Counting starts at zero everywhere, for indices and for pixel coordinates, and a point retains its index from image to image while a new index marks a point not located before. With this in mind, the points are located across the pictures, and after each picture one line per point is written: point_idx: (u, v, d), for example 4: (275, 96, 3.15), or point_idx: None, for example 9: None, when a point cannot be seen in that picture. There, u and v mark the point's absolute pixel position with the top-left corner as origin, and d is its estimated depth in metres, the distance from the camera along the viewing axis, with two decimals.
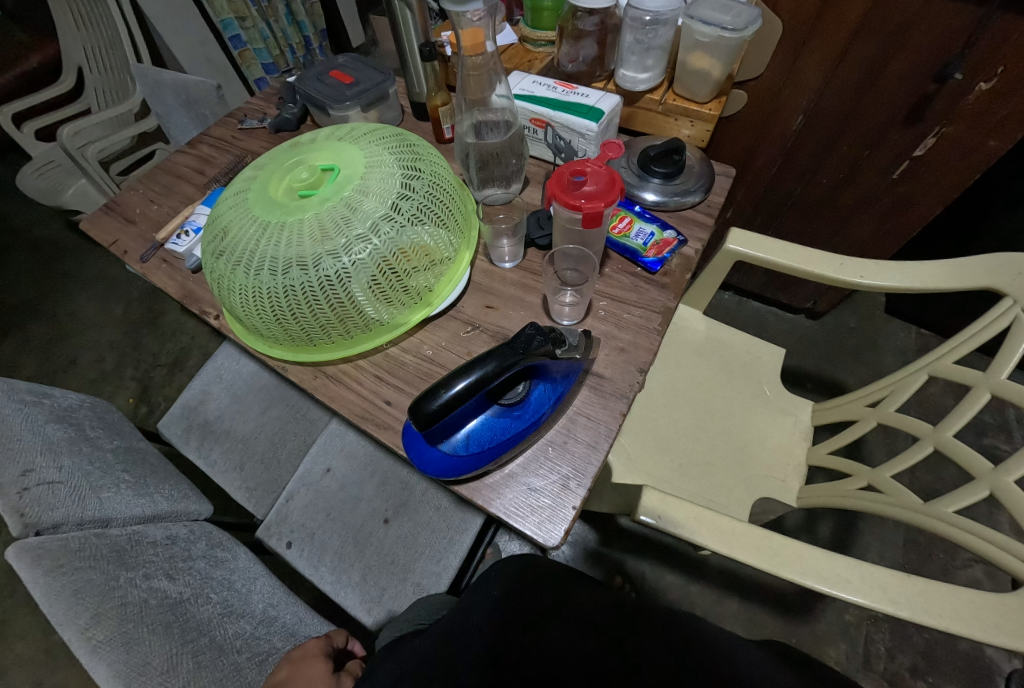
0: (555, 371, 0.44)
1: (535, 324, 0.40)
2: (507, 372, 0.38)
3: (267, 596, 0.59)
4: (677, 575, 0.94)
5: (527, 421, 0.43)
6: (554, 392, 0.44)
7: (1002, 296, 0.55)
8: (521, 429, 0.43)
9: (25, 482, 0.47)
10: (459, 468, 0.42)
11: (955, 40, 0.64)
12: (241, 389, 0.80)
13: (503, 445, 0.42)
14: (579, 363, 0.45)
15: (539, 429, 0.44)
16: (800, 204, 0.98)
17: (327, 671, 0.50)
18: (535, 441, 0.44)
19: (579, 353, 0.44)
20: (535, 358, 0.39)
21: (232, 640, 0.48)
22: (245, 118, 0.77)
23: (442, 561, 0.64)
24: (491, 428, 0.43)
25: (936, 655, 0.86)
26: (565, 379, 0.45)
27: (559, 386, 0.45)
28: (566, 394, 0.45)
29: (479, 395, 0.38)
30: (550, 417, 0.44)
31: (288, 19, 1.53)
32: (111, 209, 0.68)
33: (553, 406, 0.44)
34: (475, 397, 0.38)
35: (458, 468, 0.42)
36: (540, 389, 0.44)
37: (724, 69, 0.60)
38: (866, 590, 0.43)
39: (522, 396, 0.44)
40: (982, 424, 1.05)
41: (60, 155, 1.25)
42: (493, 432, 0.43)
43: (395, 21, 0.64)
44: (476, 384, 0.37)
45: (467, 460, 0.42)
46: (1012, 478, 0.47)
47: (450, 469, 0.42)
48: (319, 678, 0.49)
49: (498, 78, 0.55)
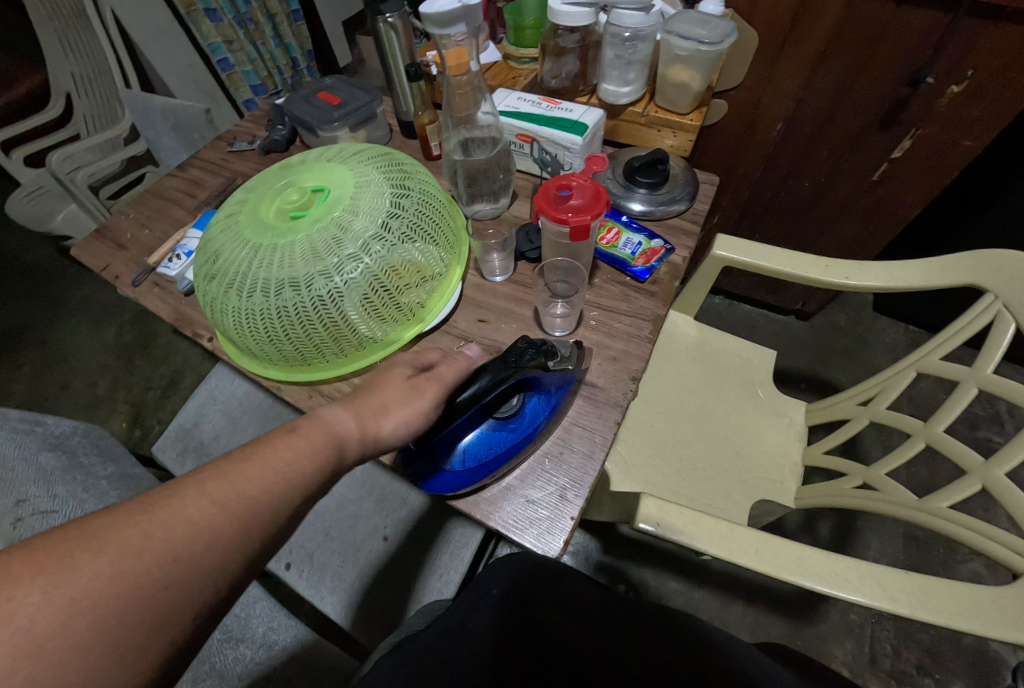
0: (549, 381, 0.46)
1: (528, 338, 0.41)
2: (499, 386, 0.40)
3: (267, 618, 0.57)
4: (680, 582, 0.93)
5: (522, 432, 0.44)
6: (548, 403, 0.45)
7: (983, 293, 0.57)
8: (515, 440, 0.44)
9: (19, 512, 0.48)
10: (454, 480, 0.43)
11: (925, 46, 0.66)
12: (235, 410, 0.80)
13: (498, 456, 0.43)
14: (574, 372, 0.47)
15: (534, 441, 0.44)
16: (785, 208, 0.99)
17: (405, 383, 0.40)
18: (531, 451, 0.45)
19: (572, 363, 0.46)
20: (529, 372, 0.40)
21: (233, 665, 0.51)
22: (234, 140, 0.78)
23: (442, 577, 0.63)
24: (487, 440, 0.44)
25: (942, 651, 0.86)
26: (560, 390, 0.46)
27: (553, 396, 0.46)
28: (563, 403, 0.46)
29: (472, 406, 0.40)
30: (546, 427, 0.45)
31: (276, 41, 1.58)
32: (101, 235, 0.68)
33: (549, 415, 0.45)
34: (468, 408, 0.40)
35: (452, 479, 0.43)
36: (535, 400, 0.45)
37: (703, 80, 0.62)
38: (865, 589, 0.43)
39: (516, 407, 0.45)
40: (974, 417, 1.07)
41: (49, 181, 1.24)
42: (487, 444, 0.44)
43: (380, 44, 0.66)
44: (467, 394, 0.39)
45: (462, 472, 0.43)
46: (1003, 471, 0.48)
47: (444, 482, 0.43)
48: (394, 390, 0.39)
49: (483, 95, 0.57)
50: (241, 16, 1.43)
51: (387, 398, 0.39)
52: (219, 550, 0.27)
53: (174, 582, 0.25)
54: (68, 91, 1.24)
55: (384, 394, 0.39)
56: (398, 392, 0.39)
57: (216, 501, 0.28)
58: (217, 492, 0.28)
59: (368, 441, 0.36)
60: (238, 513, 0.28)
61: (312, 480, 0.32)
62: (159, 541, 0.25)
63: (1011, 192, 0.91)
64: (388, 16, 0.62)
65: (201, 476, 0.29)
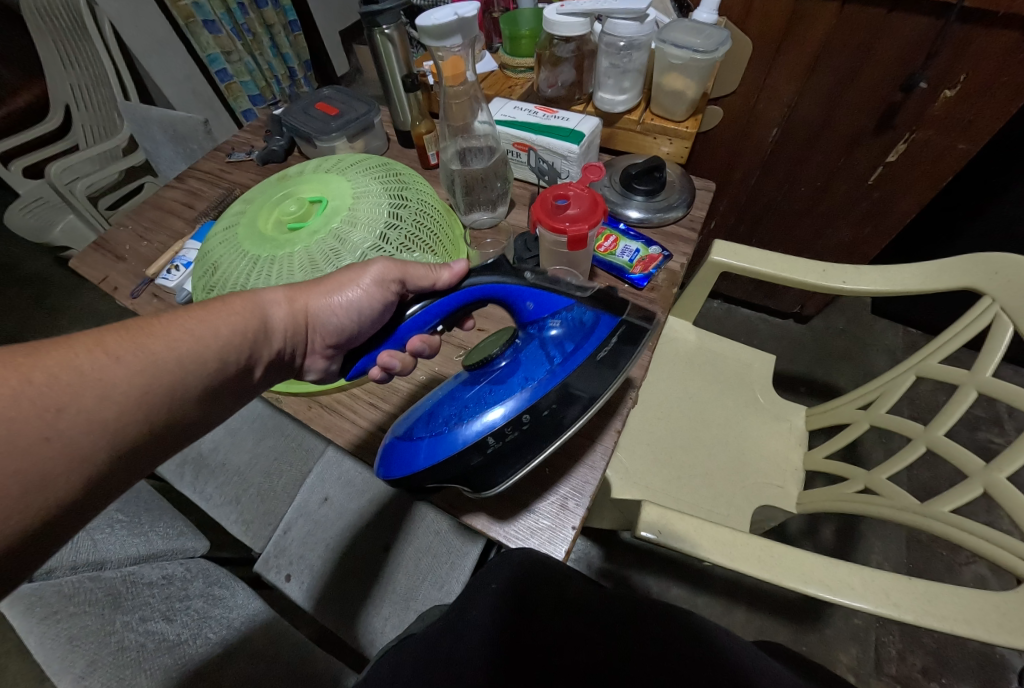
0: (558, 321, 0.40)
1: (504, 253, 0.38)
2: (450, 298, 0.37)
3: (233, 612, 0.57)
4: (683, 588, 0.93)
5: (521, 385, 0.40)
6: (560, 352, 0.40)
7: (981, 296, 0.57)
8: (512, 394, 0.40)
9: None
10: (435, 451, 0.40)
11: (918, 52, 0.67)
12: (235, 420, 0.80)
13: (490, 414, 0.39)
14: (603, 314, 0.40)
15: (539, 398, 0.39)
16: (781, 212, 0.99)
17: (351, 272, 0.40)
18: (546, 414, 0.40)
19: (584, 293, 0.39)
20: (496, 284, 0.37)
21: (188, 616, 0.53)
22: (233, 151, 0.78)
23: (444, 587, 0.62)
24: (476, 400, 0.41)
25: (948, 656, 0.86)
26: (578, 336, 0.40)
27: (569, 343, 0.40)
28: (586, 354, 0.40)
29: (417, 317, 0.36)
30: (557, 384, 0.40)
31: (273, 52, 1.60)
32: (100, 247, 0.68)
33: (561, 367, 0.40)
34: (411, 323, 0.37)
35: (429, 451, 0.40)
36: (539, 347, 0.41)
37: (698, 88, 0.62)
38: (868, 596, 0.43)
39: (512, 358, 0.42)
40: (974, 419, 1.07)
41: (49, 191, 1.27)
42: (477, 404, 0.40)
43: (377, 55, 0.66)
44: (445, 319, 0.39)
45: (442, 439, 0.40)
46: (1005, 475, 0.47)
47: (423, 455, 0.40)
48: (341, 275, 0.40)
49: (479, 105, 0.57)
50: (239, 27, 1.44)
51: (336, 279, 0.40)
52: (105, 405, 0.29)
53: (56, 434, 0.27)
54: (68, 103, 1.27)
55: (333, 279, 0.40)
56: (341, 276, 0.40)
57: (118, 359, 0.30)
58: (114, 344, 0.31)
59: (292, 308, 0.39)
60: (139, 368, 0.31)
61: (223, 347, 0.35)
62: (40, 384, 0.27)
63: (1006, 194, 0.91)
64: (385, 27, 0.63)
65: (106, 329, 0.31)
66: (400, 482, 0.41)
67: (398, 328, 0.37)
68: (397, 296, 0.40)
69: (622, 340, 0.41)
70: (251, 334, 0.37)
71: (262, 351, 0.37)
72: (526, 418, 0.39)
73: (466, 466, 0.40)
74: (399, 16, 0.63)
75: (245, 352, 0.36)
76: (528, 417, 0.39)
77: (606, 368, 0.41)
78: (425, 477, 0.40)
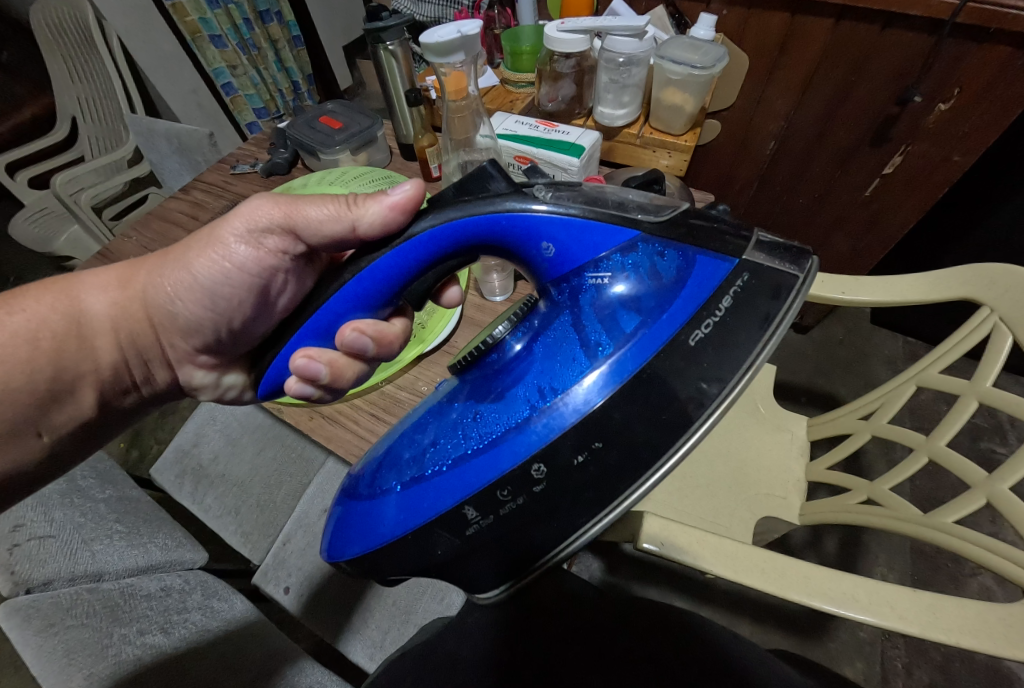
0: (616, 275, 0.30)
1: (496, 163, 0.31)
2: (401, 252, 0.31)
3: (202, 605, 0.56)
4: (687, 601, 0.92)
5: (536, 403, 0.31)
6: (610, 335, 0.30)
7: (980, 306, 0.57)
8: (520, 418, 0.31)
9: (15, 538, 0.47)
10: (406, 514, 0.35)
11: (911, 68, 0.68)
12: (236, 430, 0.79)
13: (483, 455, 0.32)
14: (698, 255, 0.29)
15: (562, 438, 0.30)
16: (779, 224, 1.00)
17: (184, 252, 0.45)
18: (581, 463, 0.30)
19: (652, 220, 0.30)
20: (476, 217, 0.30)
21: (158, 602, 0.52)
22: (237, 163, 0.80)
23: (444, 600, 0.64)
24: (470, 429, 0.34)
25: (954, 669, 0.85)
26: (644, 304, 0.29)
27: (628, 318, 0.30)
28: (669, 335, 0.29)
29: (347, 287, 0.33)
30: (597, 414, 0.29)
31: (277, 66, 1.62)
32: (104, 257, 0.68)
33: (606, 363, 0.29)
34: (334, 301, 0.33)
35: (396, 514, 0.35)
36: (571, 325, 0.31)
37: (697, 102, 0.63)
38: (874, 609, 0.42)
39: (527, 344, 0.34)
40: (976, 428, 1.06)
41: (53, 202, 1.30)
42: (470, 436, 0.34)
43: (380, 70, 0.68)
44: (395, 283, 0.33)
45: (417, 494, 0.34)
46: (1008, 485, 0.47)
47: (389, 519, 0.36)
48: (177, 256, 0.45)
49: (482, 119, 0.61)
50: (244, 42, 1.47)
51: (184, 251, 0.45)
52: None
53: None
54: (75, 114, 1.34)
55: (179, 253, 0.46)
56: (190, 250, 0.45)
57: None
58: None
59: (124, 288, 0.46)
60: None
61: (39, 351, 0.42)
62: None
63: (1002, 205, 0.92)
64: (389, 43, 0.65)
65: None
66: (351, 560, 0.38)
67: (320, 308, 0.34)
68: (274, 248, 0.43)
69: (739, 302, 0.29)
70: (62, 333, 0.44)
71: (74, 359, 0.44)
72: (539, 471, 0.31)
73: (435, 556, 0.36)
74: (403, 33, 0.65)
75: (42, 371, 0.42)
76: (540, 472, 0.31)
77: (708, 358, 0.29)
78: (391, 549, 0.36)
